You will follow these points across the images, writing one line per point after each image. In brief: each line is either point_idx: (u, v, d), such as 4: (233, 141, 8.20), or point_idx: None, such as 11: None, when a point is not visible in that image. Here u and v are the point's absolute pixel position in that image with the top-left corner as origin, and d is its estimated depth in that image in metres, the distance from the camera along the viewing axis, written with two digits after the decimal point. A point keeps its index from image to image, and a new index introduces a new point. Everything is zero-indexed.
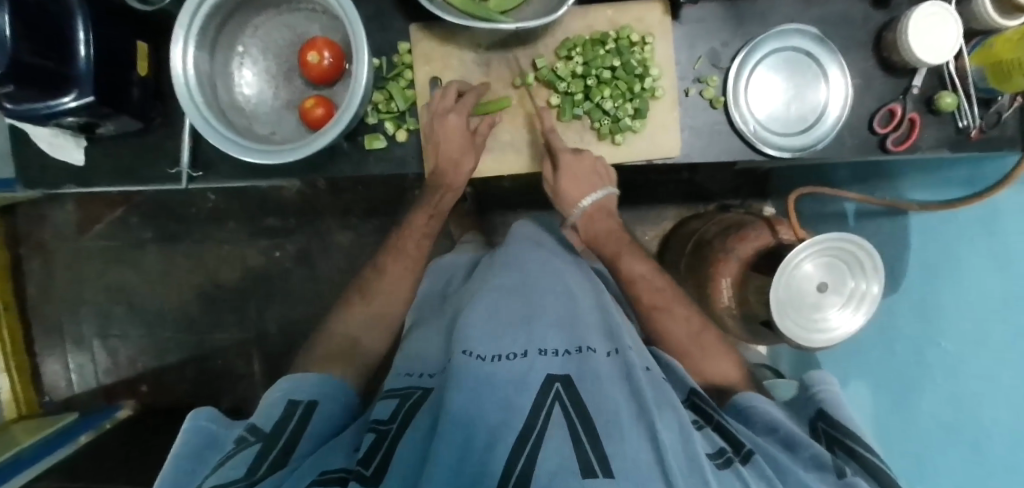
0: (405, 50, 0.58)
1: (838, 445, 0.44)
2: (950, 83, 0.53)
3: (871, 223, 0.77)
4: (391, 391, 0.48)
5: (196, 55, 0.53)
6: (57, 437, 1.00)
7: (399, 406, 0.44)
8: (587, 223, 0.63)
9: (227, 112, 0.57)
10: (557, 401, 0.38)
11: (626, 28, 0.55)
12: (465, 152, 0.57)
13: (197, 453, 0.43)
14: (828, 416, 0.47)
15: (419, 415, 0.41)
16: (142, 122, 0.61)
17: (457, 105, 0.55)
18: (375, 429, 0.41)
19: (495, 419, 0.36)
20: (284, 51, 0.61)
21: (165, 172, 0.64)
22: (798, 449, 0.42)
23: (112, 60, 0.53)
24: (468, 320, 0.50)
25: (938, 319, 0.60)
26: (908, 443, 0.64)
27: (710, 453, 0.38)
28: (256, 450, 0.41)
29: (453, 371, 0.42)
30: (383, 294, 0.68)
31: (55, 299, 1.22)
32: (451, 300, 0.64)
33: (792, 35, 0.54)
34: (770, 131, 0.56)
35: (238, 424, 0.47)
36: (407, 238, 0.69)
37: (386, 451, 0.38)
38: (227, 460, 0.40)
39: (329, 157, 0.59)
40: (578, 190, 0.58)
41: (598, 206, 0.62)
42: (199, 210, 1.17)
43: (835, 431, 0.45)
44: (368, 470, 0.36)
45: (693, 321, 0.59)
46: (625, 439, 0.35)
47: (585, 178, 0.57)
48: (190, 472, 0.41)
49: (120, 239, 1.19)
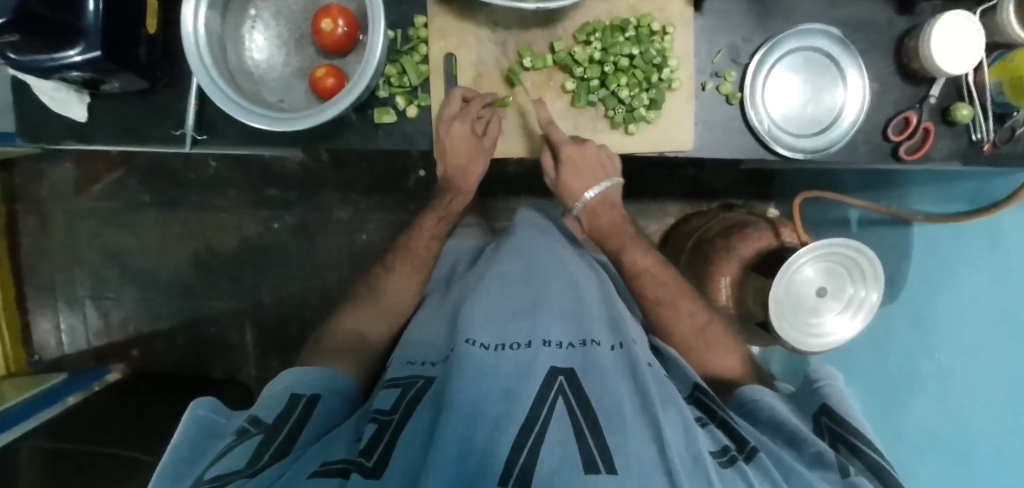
0: (421, 23, 0.56)
1: (843, 443, 0.44)
2: (967, 96, 0.53)
3: (875, 231, 0.77)
4: (394, 380, 0.47)
5: (208, 14, 0.52)
6: (47, 396, 0.99)
7: (402, 396, 0.44)
8: (591, 217, 0.64)
9: (236, 76, 0.56)
10: (560, 394, 0.38)
11: (647, 16, 0.53)
12: (473, 157, 0.59)
13: (196, 441, 0.43)
14: (833, 412, 0.47)
15: (420, 406, 0.41)
16: (148, 81, 0.60)
17: (462, 112, 0.55)
18: (377, 419, 0.41)
19: (497, 411, 0.36)
20: (298, 18, 0.60)
21: (170, 133, 0.64)
22: (801, 447, 0.42)
23: (121, 14, 0.52)
24: (472, 309, 0.50)
25: (935, 333, 0.61)
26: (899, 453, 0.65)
27: (714, 452, 0.38)
28: (258, 441, 0.41)
29: (456, 359, 0.42)
30: (399, 285, 0.68)
31: (49, 258, 1.21)
32: (457, 286, 0.63)
33: (812, 35, 0.54)
34: (785, 130, 0.55)
35: (237, 415, 0.48)
36: (417, 239, 0.70)
37: (387, 443, 0.37)
38: (229, 450, 0.40)
39: (336, 129, 0.58)
40: (582, 182, 0.59)
41: (603, 200, 0.62)
42: (199, 177, 1.16)
43: (839, 427, 0.45)
44: (370, 462, 0.35)
45: (690, 311, 0.61)
46: (629, 433, 0.35)
47: (588, 168, 0.58)
48: (190, 461, 0.40)
49: (118, 201, 1.18)
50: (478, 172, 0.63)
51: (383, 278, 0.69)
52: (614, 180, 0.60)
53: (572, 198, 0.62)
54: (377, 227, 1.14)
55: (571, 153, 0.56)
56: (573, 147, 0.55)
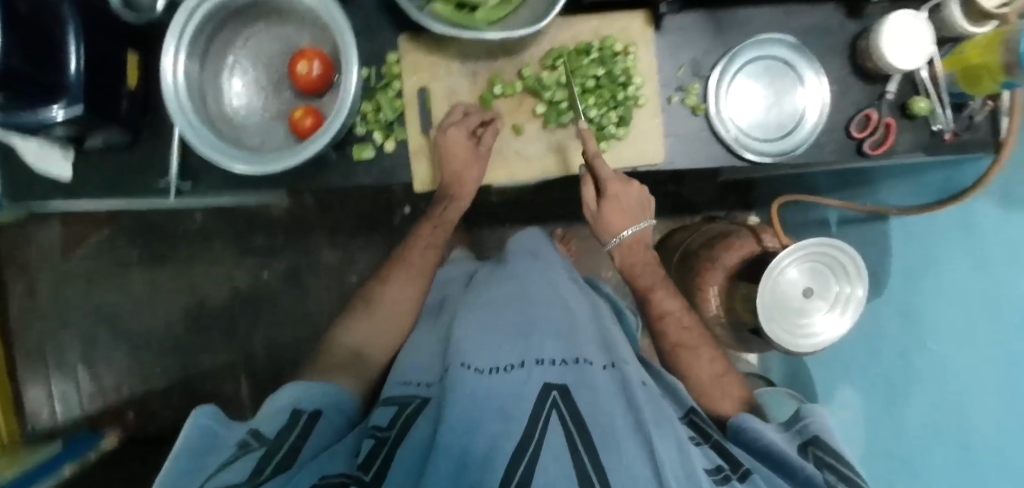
0: (394, 60, 0.58)
1: (832, 471, 0.41)
2: (923, 90, 0.55)
3: (853, 230, 0.80)
4: (390, 398, 0.47)
5: (187, 63, 0.53)
6: (39, 468, 0.97)
7: (398, 413, 0.44)
8: (623, 255, 0.62)
9: (215, 122, 0.57)
10: (554, 408, 0.38)
11: (609, 39, 0.55)
12: (469, 164, 0.56)
13: (194, 452, 0.37)
14: (821, 439, 0.43)
15: (418, 427, 0.41)
16: (130, 133, 0.62)
17: (461, 120, 0.56)
18: (374, 435, 0.41)
19: (494, 430, 0.35)
20: (274, 62, 0.61)
21: (154, 184, 0.65)
22: (794, 474, 0.41)
23: (102, 70, 0.54)
24: (465, 329, 0.49)
25: (924, 325, 0.61)
26: (897, 449, 0.65)
27: (709, 469, 0.39)
28: (260, 453, 0.38)
29: (449, 382, 0.41)
30: (392, 300, 0.65)
31: (39, 324, 1.20)
32: (447, 307, 0.63)
33: (769, 44, 0.56)
34: (752, 137, 0.57)
35: (238, 425, 0.42)
36: (412, 248, 0.68)
37: (384, 457, 0.38)
38: (229, 465, 0.36)
39: (317, 167, 0.59)
40: (624, 219, 0.58)
41: (637, 239, 0.61)
42: (187, 230, 1.16)
43: (828, 457, 0.42)
44: (368, 476, 0.36)
45: (692, 330, 0.60)
46: (622, 449, 0.35)
47: (630, 206, 0.58)
48: (188, 471, 0.35)
49: (106, 261, 1.18)
50: (474, 179, 0.57)
51: (377, 289, 0.66)
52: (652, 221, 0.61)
53: (608, 235, 0.60)
54: (366, 268, 1.14)
55: (616, 188, 0.55)
56: (619, 184, 0.55)
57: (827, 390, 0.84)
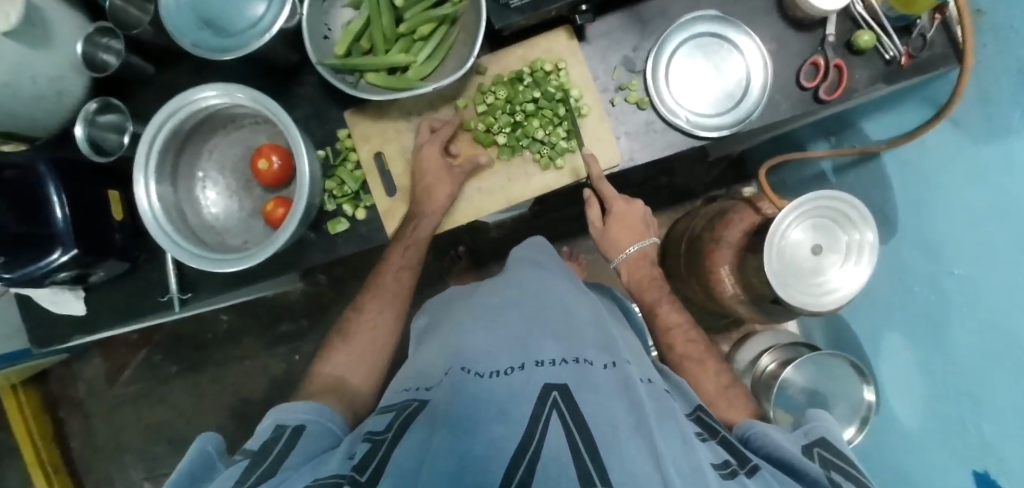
0: (345, 135, 0.61)
1: (840, 473, 0.39)
2: (864, 24, 0.54)
3: (850, 175, 0.78)
4: (389, 406, 0.44)
5: (159, 189, 0.56)
6: None
7: (395, 419, 0.40)
8: (631, 267, 0.68)
9: (197, 233, 0.60)
10: (555, 409, 0.35)
11: (538, 61, 0.57)
12: (439, 180, 0.57)
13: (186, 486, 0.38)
14: (828, 443, 0.42)
15: (417, 423, 0.37)
16: (128, 261, 0.65)
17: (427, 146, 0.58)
18: (371, 439, 0.38)
19: (494, 432, 0.33)
20: (240, 166, 0.64)
21: (157, 301, 0.67)
22: (800, 474, 0.38)
23: (89, 212, 0.57)
24: (470, 339, 0.48)
25: (942, 254, 0.58)
26: (948, 387, 0.59)
27: (715, 464, 0.36)
28: (242, 467, 0.37)
29: (451, 390, 0.40)
30: (366, 325, 0.61)
31: (100, 453, 1.24)
32: (444, 321, 0.60)
33: (693, 23, 0.56)
34: (704, 115, 0.57)
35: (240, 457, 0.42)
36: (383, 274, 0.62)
37: (382, 457, 0.34)
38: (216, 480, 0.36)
39: (300, 249, 0.62)
40: (629, 235, 0.67)
41: (643, 253, 0.67)
42: (215, 335, 1.21)
43: (836, 459, 0.40)
44: (363, 476, 0.33)
45: (695, 341, 0.62)
46: (623, 448, 0.32)
47: (634, 224, 0.67)
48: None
49: (149, 380, 1.23)
50: (442, 200, 0.57)
51: (361, 309, 0.63)
52: (653, 240, 0.68)
53: (615, 249, 0.67)
54: None
55: (620, 206, 0.65)
56: (623, 203, 0.65)
57: (873, 342, 0.78)
